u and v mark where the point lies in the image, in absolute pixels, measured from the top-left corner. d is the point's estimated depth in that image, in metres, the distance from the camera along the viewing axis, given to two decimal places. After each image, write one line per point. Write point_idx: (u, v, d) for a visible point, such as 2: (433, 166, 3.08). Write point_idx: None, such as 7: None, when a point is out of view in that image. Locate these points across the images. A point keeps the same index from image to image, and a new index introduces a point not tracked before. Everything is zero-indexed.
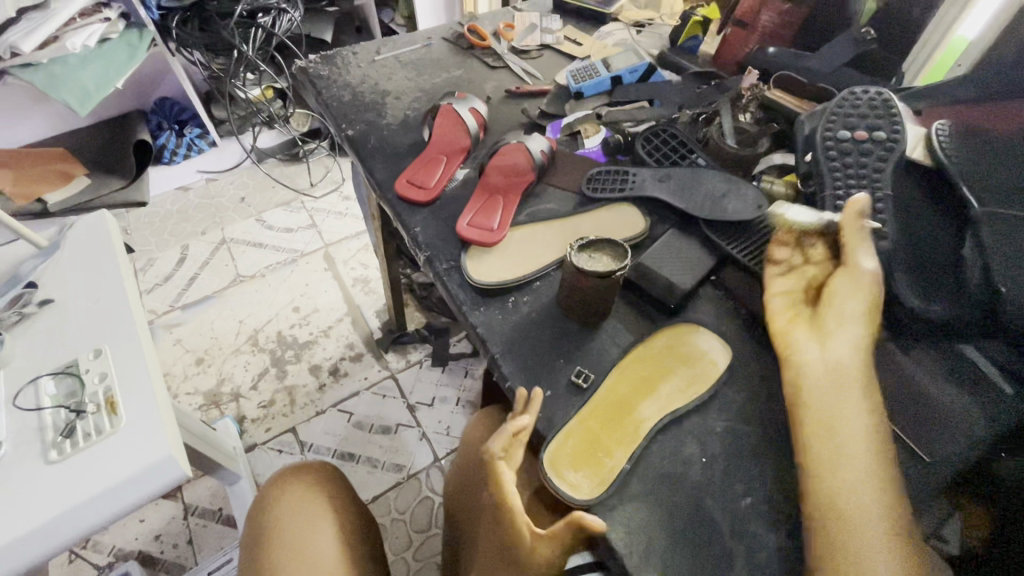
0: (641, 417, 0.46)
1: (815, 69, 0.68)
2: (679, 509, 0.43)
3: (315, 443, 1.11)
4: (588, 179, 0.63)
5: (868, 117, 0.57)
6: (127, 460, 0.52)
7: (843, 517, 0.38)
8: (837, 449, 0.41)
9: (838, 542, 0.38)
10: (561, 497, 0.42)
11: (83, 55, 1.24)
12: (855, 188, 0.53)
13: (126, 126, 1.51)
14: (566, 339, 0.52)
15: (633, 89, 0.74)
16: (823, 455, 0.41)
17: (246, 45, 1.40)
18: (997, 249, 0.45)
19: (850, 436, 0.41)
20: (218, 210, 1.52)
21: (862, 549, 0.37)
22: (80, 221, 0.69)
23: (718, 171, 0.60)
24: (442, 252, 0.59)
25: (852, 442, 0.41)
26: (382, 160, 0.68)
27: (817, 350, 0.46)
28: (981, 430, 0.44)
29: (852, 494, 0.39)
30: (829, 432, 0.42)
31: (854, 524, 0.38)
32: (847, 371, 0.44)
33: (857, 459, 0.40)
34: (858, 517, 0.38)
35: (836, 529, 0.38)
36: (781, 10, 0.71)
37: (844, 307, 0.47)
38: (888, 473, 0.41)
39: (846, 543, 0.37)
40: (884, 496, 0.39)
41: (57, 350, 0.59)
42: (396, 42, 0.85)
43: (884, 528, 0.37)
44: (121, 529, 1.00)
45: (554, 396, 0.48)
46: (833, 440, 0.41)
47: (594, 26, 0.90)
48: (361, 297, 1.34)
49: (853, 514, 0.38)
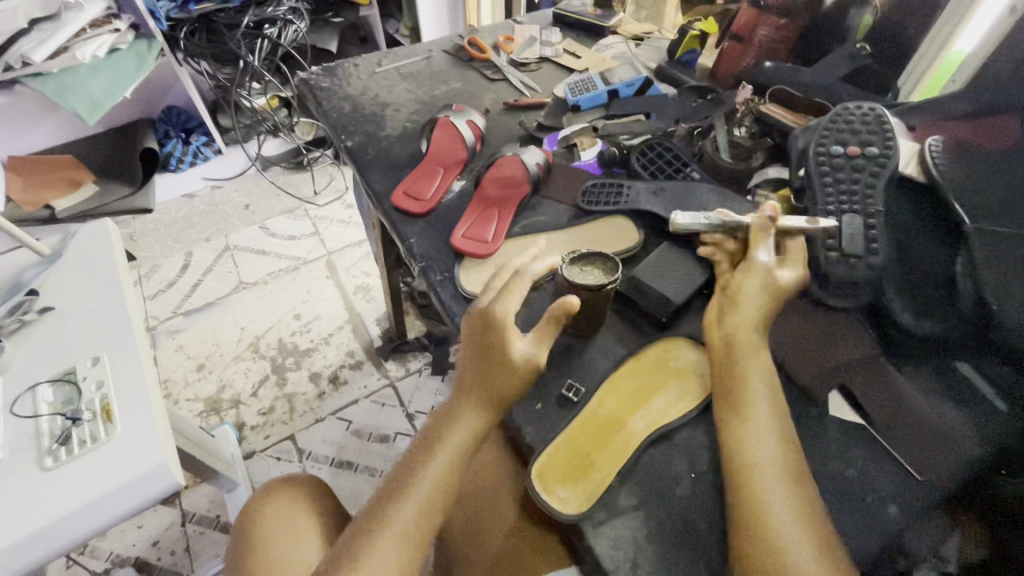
0: (630, 432, 0.46)
1: (810, 84, 0.68)
2: (667, 525, 0.42)
3: (313, 451, 1.12)
4: (583, 192, 0.63)
5: (860, 133, 0.57)
6: (120, 468, 0.52)
7: (748, 464, 0.41)
8: (740, 399, 0.44)
9: (743, 490, 0.40)
10: (547, 511, 0.42)
11: (92, 65, 1.26)
12: (847, 205, 0.53)
13: (134, 134, 1.53)
14: (557, 352, 0.52)
15: (630, 102, 0.74)
16: (727, 406, 0.44)
17: (252, 55, 1.43)
18: (985, 266, 0.45)
19: (752, 386, 0.45)
20: (222, 217, 1.53)
21: (761, 495, 0.40)
22: (82, 230, 0.70)
23: (712, 185, 0.61)
24: (437, 263, 0.59)
25: (757, 391, 0.44)
26: (380, 172, 0.68)
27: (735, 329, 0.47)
28: (975, 448, 0.44)
29: (756, 445, 0.42)
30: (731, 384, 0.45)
31: (755, 482, 0.40)
32: (753, 336, 0.47)
33: (757, 406, 0.44)
34: (759, 464, 0.41)
35: (743, 476, 0.41)
36: (778, 25, 0.72)
37: (751, 297, 0.49)
38: (780, 412, 0.44)
39: (755, 494, 0.40)
40: (782, 440, 0.42)
41: (55, 358, 0.60)
42: (397, 55, 0.86)
43: (782, 473, 0.41)
44: (119, 535, 1.00)
45: (544, 409, 0.48)
46: (739, 394, 0.44)
47: (593, 39, 0.91)
48: (361, 305, 1.35)
49: (757, 461, 0.41)
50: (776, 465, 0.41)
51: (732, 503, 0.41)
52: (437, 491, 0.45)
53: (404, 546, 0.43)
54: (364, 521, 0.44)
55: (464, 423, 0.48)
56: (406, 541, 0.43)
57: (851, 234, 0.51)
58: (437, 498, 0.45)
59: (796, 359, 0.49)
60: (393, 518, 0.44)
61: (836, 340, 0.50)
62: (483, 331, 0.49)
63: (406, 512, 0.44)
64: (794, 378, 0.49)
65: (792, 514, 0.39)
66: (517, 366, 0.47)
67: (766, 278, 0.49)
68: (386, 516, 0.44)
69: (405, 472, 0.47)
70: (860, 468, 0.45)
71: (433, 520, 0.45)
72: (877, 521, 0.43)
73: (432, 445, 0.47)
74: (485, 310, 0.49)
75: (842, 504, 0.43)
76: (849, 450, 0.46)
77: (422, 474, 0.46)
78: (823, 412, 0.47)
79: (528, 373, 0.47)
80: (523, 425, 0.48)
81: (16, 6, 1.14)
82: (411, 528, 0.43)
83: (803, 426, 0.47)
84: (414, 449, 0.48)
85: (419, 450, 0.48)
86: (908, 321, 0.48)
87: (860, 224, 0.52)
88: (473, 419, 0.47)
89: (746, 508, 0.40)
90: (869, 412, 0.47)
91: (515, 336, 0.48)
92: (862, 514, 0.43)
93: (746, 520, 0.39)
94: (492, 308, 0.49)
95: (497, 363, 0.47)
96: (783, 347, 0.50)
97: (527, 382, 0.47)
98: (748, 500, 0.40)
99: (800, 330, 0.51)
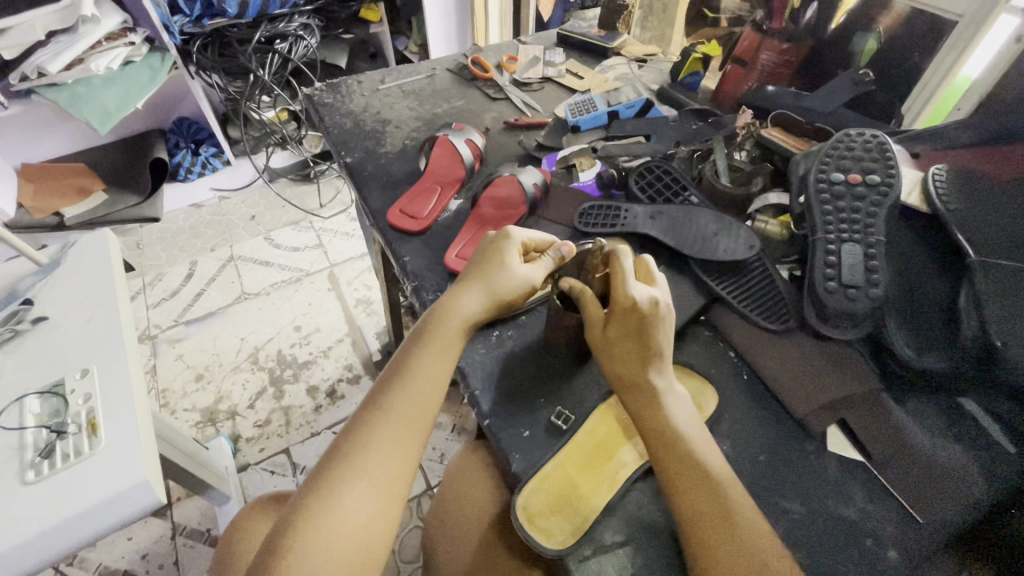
0: (623, 461, 0.45)
1: (812, 108, 0.68)
2: (654, 565, 0.41)
3: (308, 465, 1.10)
4: (580, 213, 0.63)
5: (862, 161, 0.56)
6: (102, 484, 0.51)
7: (717, 503, 0.39)
8: (675, 435, 0.42)
9: (717, 525, 0.38)
10: (532, 545, 0.41)
11: (106, 77, 1.28)
12: (846, 234, 0.52)
13: (144, 143, 1.55)
14: (550, 377, 0.51)
15: (631, 123, 0.74)
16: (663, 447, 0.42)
17: (263, 69, 1.45)
18: (993, 299, 0.44)
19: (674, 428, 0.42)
20: (228, 227, 1.54)
21: (735, 530, 0.38)
22: (81, 240, 0.70)
23: (710, 209, 0.59)
24: (429, 281, 0.59)
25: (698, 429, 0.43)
26: (378, 189, 0.68)
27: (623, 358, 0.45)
28: (984, 491, 0.42)
29: (719, 477, 0.40)
30: (651, 424, 0.43)
31: (713, 522, 0.38)
32: (638, 384, 0.44)
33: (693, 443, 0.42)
34: (729, 500, 0.39)
35: (708, 513, 0.38)
36: (780, 49, 0.71)
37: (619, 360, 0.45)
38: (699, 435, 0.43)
39: (728, 529, 0.38)
40: (710, 478, 0.40)
41: (45, 369, 0.60)
42: (400, 73, 0.87)
43: (747, 506, 0.39)
44: (109, 547, 0.99)
45: (533, 437, 0.47)
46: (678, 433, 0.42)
47: (596, 60, 0.91)
48: (362, 318, 1.35)
49: (717, 500, 0.39)
50: (724, 501, 0.39)
51: (693, 549, 0.38)
52: (423, 393, 0.45)
53: (395, 446, 0.43)
54: (349, 429, 0.44)
55: (450, 328, 0.48)
56: (397, 441, 0.43)
57: (851, 265, 0.50)
58: (425, 399, 0.45)
59: (792, 390, 0.49)
60: (381, 422, 0.44)
61: (835, 370, 0.49)
62: (486, 248, 0.52)
63: (393, 416, 0.44)
64: (790, 412, 0.48)
65: (764, 548, 0.37)
66: (517, 275, 0.50)
67: (606, 338, 0.46)
68: (374, 422, 0.44)
69: (388, 382, 0.46)
70: (858, 507, 0.44)
71: (422, 421, 0.45)
72: (877, 565, 0.41)
73: (415, 351, 0.47)
74: (493, 235, 0.53)
75: (839, 545, 0.42)
76: (846, 488, 0.44)
77: (407, 379, 0.46)
78: (820, 448, 0.46)
79: (529, 286, 0.51)
80: (511, 453, 0.46)
81: (34, 19, 1.14)
82: (399, 432, 0.44)
83: (798, 462, 0.46)
84: (396, 359, 0.48)
85: (401, 360, 0.47)
86: (908, 354, 0.46)
87: (860, 254, 0.51)
88: (459, 320, 0.48)
89: (727, 544, 0.37)
90: (867, 447, 0.46)
91: (518, 255, 0.51)
92: (860, 557, 0.41)
93: (722, 557, 0.37)
94: (499, 232, 0.52)
95: (498, 272, 0.50)
96: (781, 377, 0.49)
97: (520, 299, 0.51)
98: (719, 537, 0.37)
99: (790, 363, 0.50)
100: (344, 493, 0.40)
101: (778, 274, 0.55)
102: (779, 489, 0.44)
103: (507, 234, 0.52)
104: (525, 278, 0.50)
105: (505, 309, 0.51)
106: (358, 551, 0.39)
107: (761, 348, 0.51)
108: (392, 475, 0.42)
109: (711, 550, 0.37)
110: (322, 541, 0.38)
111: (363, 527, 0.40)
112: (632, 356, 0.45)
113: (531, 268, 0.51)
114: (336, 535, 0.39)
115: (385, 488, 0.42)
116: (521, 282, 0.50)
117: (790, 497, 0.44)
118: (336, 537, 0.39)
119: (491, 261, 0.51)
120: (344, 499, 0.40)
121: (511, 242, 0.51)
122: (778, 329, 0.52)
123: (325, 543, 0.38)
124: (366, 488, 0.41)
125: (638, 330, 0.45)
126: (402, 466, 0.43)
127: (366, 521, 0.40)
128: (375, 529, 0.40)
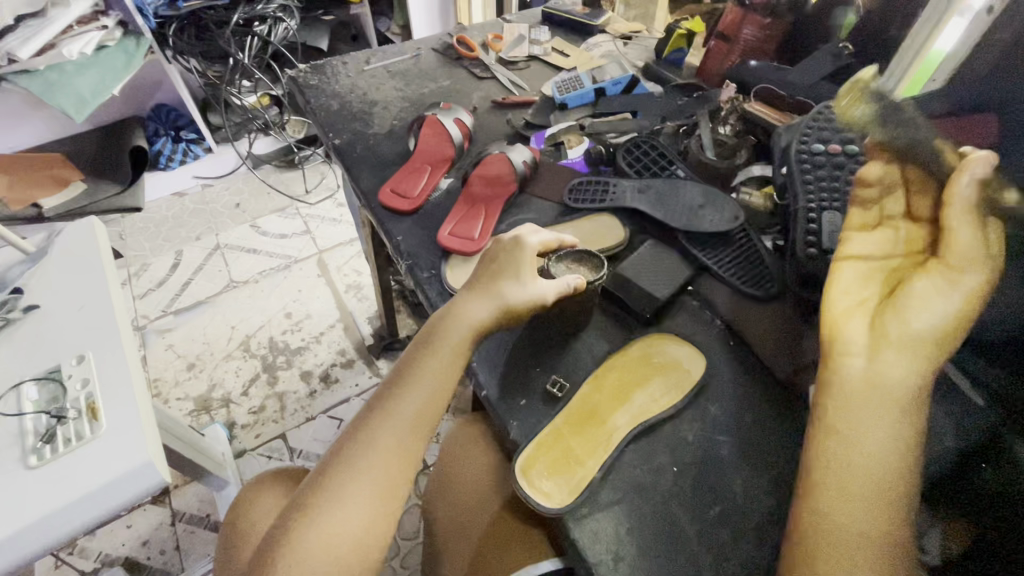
0: (614, 426, 0.46)
1: (793, 81, 0.69)
2: (649, 519, 0.43)
3: (305, 449, 1.11)
4: (569, 190, 0.64)
5: (841, 131, 0.58)
6: (107, 465, 0.52)
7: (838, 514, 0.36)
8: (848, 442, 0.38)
9: (805, 529, 0.37)
10: (531, 504, 0.43)
11: (79, 62, 1.25)
12: (826, 203, 0.54)
13: (122, 132, 1.52)
14: (542, 348, 0.52)
15: (617, 100, 0.75)
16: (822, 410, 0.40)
17: (241, 53, 1.42)
18: None
19: (879, 437, 0.37)
20: (213, 216, 1.52)
21: (817, 537, 0.36)
22: (67, 227, 0.70)
23: (697, 182, 0.61)
24: (423, 260, 0.60)
25: (885, 428, 0.37)
26: (368, 170, 0.69)
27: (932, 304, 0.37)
28: (955, 440, 0.46)
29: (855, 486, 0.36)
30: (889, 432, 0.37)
31: (836, 533, 0.36)
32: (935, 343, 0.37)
33: (855, 431, 0.37)
34: (830, 514, 0.36)
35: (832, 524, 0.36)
36: (762, 24, 0.73)
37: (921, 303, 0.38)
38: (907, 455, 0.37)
39: (827, 542, 0.36)
40: (879, 500, 0.36)
41: (40, 356, 0.60)
42: (386, 53, 0.86)
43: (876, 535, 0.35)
44: (108, 535, 1.00)
45: (528, 405, 0.49)
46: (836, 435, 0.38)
47: (581, 38, 0.92)
48: (353, 303, 1.35)
49: (851, 518, 0.36)
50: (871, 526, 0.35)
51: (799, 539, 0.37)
52: (428, 397, 0.46)
53: (399, 450, 0.44)
54: (354, 429, 0.45)
55: (456, 333, 0.48)
56: (399, 445, 0.44)
57: (829, 232, 0.52)
58: (432, 403, 0.46)
59: (776, 355, 0.51)
60: (385, 424, 0.45)
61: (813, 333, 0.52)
62: (499, 258, 0.52)
63: (398, 419, 0.45)
64: (774, 373, 0.50)
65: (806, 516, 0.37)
66: (526, 289, 0.50)
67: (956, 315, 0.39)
68: (379, 424, 0.45)
69: (394, 384, 0.47)
70: None
71: (426, 425, 0.46)
72: None
73: (422, 355, 0.48)
74: (506, 243, 0.53)
75: None
76: None
77: (413, 382, 0.47)
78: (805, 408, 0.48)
79: (540, 301, 0.50)
80: (509, 421, 0.48)
81: None
82: (403, 436, 0.44)
83: (782, 422, 0.48)
84: (404, 359, 0.49)
85: (409, 360, 0.48)
86: None
87: (839, 221, 0.52)
88: (465, 326, 0.48)
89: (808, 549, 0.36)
90: None
91: (531, 267, 0.51)
92: None
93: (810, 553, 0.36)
94: (513, 241, 0.52)
95: (507, 284, 0.50)
96: (766, 343, 0.52)
97: (530, 310, 0.50)
98: (826, 541, 0.36)
99: (773, 327, 0.53)
100: (345, 491, 0.42)
101: (760, 244, 0.57)
102: (765, 448, 0.46)
103: (524, 243, 0.52)
104: (533, 293, 0.50)
105: (515, 321, 0.51)
106: (356, 552, 0.41)
107: (749, 317, 0.54)
108: (393, 478, 0.43)
109: (812, 550, 0.36)
110: (324, 538, 0.40)
111: (363, 527, 0.41)
112: (937, 331, 0.37)
113: (546, 284, 0.50)
114: (336, 534, 0.40)
115: (384, 491, 0.43)
116: (532, 296, 0.50)
117: (776, 455, 0.46)
118: (338, 535, 0.40)
119: (505, 270, 0.51)
120: (345, 498, 0.41)
121: (523, 255, 0.51)
122: (763, 297, 0.54)
123: (324, 540, 0.40)
124: (367, 490, 0.42)
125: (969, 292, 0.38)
126: (402, 471, 0.44)
127: (364, 524, 0.41)
128: (375, 529, 0.42)
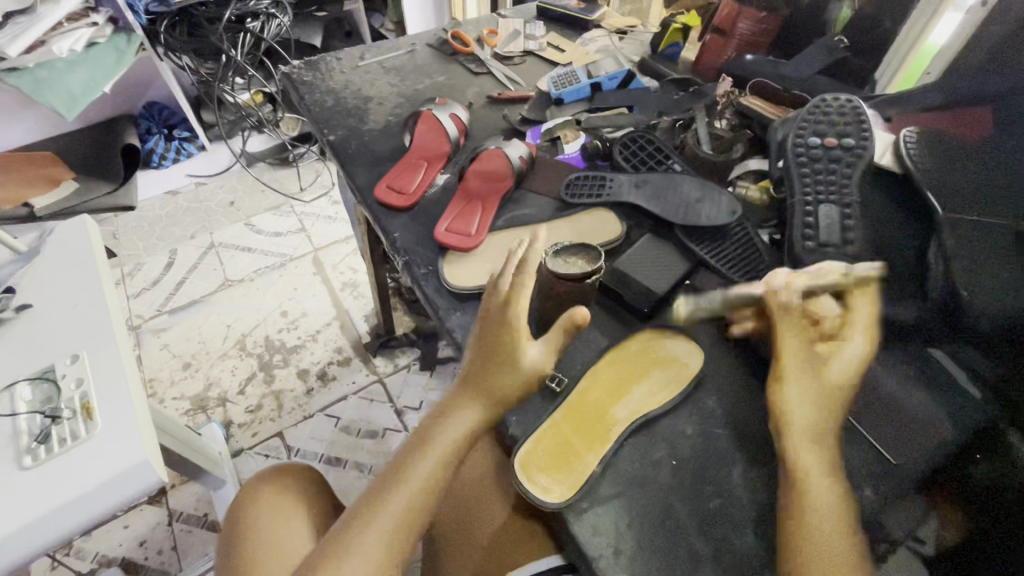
0: (613, 420, 0.46)
1: (788, 75, 0.69)
2: (648, 512, 0.43)
3: (302, 447, 1.11)
4: (566, 184, 0.64)
5: (837, 125, 0.58)
6: (103, 464, 0.52)
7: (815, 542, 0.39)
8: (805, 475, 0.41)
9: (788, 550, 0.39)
10: (530, 500, 0.43)
11: (69, 60, 1.23)
12: (822, 196, 0.55)
13: (114, 130, 1.50)
14: (540, 344, 0.52)
15: (614, 95, 0.75)
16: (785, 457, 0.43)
17: (234, 50, 1.41)
18: (959, 253, 0.44)
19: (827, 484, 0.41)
20: (207, 214, 1.51)
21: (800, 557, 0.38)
22: (59, 226, 0.69)
23: (694, 176, 0.61)
24: (420, 256, 0.59)
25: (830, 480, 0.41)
26: (364, 166, 0.68)
27: (791, 399, 0.44)
28: (953, 431, 0.45)
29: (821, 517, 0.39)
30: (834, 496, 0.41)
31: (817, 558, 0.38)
32: (813, 433, 0.43)
33: (811, 480, 0.41)
34: (806, 538, 0.39)
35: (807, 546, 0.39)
36: (758, 18, 0.73)
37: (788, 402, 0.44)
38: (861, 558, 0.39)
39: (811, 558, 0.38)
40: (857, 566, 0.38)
41: (33, 356, 0.59)
42: (380, 48, 0.85)
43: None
44: (105, 536, 0.99)
45: (527, 400, 0.49)
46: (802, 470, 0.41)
47: (576, 33, 0.91)
48: (350, 301, 1.34)
49: (825, 550, 0.38)
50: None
51: (785, 552, 0.39)
52: (419, 496, 0.45)
53: (384, 552, 0.43)
54: (343, 524, 0.45)
55: (450, 430, 0.47)
56: (386, 547, 0.43)
57: (827, 225, 0.53)
58: (423, 501, 0.45)
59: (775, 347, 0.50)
60: (373, 523, 0.44)
61: None
62: (492, 334, 0.48)
63: (386, 518, 0.44)
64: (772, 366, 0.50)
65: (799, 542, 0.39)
66: (519, 375, 0.47)
67: (821, 393, 0.43)
68: (366, 524, 0.44)
69: (386, 478, 0.46)
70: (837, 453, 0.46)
71: (416, 525, 0.45)
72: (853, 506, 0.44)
73: (416, 450, 0.47)
74: (499, 314, 0.48)
75: None
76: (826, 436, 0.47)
77: (404, 479, 0.46)
78: None
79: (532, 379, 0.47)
80: (509, 417, 0.48)
81: None
82: (390, 537, 0.44)
83: None
84: (399, 452, 0.48)
85: (404, 454, 0.47)
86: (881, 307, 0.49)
87: (836, 213, 0.53)
88: (459, 423, 0.47)
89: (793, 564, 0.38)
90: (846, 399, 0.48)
91: (526, 346, 0.47)
92: None
93: (801, 561, 0.38)
94: (506, 312, 0.48)
95: (501, 369, 0.47)
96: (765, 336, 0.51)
97: (525, 395, 0.47)
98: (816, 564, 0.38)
99: None
100: None
101: (757, 238, 0.57)
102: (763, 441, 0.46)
103: (514, 311, 0.48)
104: (527, 379, 0.47)
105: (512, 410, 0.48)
106: None
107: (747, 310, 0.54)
108: None
109: (799, 559, 0.38)
110: None
111: None
112: (799, 422, 0.43)
113: (538, 350, 0.47)
114: None
115: None
116: (527, 371, 0.47)
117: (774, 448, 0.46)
118: None
119: (499, 337, 0.48)
120: None
121: (516, 332, 0.47)
122: None
123: None
124: None
125: (823, 379, 0.44)
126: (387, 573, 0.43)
127: None
128: None
